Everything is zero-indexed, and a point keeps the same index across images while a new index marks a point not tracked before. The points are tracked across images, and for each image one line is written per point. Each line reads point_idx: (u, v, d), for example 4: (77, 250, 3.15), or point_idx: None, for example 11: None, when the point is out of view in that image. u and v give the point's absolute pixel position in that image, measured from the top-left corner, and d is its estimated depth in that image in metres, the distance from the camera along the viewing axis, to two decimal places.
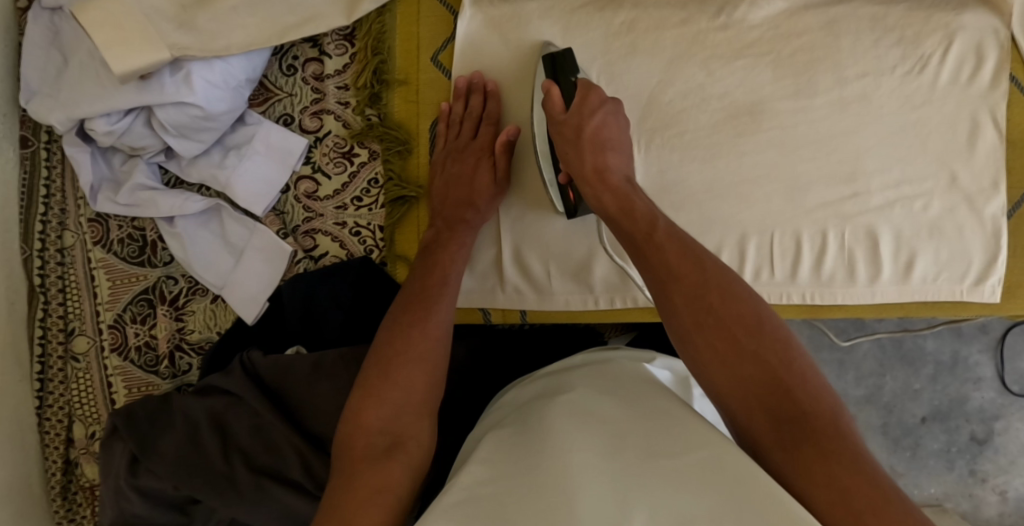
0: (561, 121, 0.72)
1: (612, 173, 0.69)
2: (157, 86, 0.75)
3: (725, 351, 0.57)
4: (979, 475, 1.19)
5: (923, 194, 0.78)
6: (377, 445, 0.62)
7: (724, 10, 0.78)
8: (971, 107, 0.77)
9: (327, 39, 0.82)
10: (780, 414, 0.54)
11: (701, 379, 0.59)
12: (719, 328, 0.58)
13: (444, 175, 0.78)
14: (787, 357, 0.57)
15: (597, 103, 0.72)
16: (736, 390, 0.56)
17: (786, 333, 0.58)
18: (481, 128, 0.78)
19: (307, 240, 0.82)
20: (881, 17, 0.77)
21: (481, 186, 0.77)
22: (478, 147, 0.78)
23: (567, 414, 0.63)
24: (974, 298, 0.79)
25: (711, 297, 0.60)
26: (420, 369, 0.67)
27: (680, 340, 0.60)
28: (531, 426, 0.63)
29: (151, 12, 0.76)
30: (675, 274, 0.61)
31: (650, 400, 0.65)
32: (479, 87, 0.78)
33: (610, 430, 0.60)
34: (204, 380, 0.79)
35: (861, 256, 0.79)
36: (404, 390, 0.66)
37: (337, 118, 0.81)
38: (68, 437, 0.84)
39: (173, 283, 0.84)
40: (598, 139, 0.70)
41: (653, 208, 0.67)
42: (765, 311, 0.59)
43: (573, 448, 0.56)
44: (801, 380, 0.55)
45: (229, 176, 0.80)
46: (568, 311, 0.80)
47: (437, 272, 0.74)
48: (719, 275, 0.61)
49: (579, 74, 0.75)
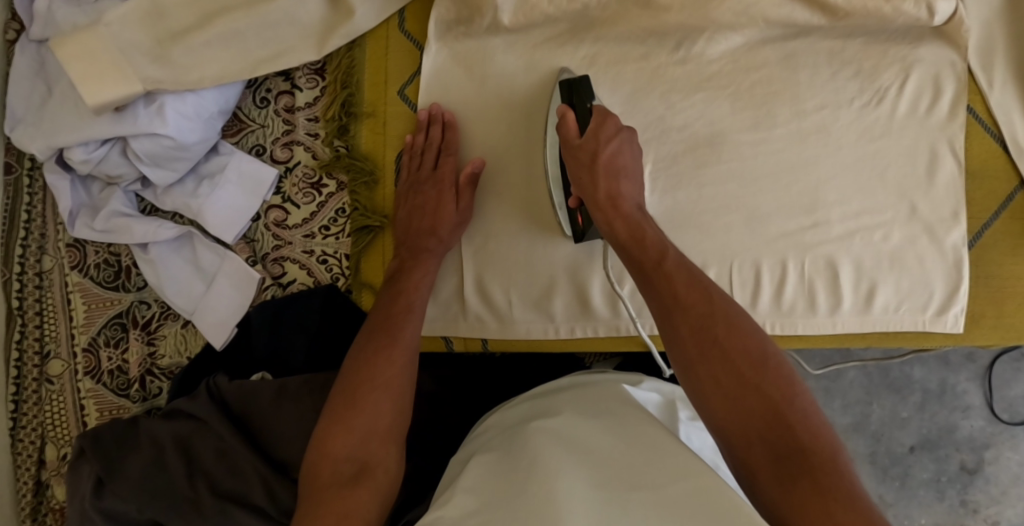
0: (575, 146, 0.73)
1: (625, 201, 0.70)
2: (131, 118, 0.78)
3: (729, 383, 0.58)
4: (971, 506, 1.18)
5: (882, 224, 0.78)
6: (344, 472, 0.63)
7: (683, 44, 0.79)
8: (930, 139, 0.78)
9: (299, 73, 0.84)
10: (779, 448, 0.55)
11: (701, 408, 0.59)
12: (723, 360, 0.59)
13: (408, 205, 0.79)
14: (789, 393, 0.57)
15: (612, 130, 0.72)
16: (735, 422, 0.57)
17: (789, 368, 0.59)
18: (443, 159, 0.79)
19: (276, 267, 0.84)
20: (839, 51, 0.79)
21: (444, 215, 0.77)
22: (438, 177, 0.79)
23: (551, 440, 0.64)
24: (937, 328, 0.80)
25: (717, 329, 0.60)
26: (389, 397, 0.69)
27: (684, 370, 0.60)
28: (515, 451, 0.64)
29: (126, 46, 0.78)
30: (683, 304, 0.62)
31: (636, 425, 0.66)
32: (438, 119, 0.80)
33: (593, 458, 0.61)
34: (170, 404, 0.80)
35: (822, 286, 0.79)
36: (371, 418, 0.67)
37: (307, 149, 0.84)
38: (39, 459, 0.86)
39: (145, 308, 0.86)
40: (611, 168, 0.71)
41: (664, 238, 0.68)
42: (770, 346, 0.60)
43: (558, 473, 0.57)
44: (802, 415, 0.56)
45: (202, 205, 0.82)
46: (528, 339, 0.81)
47: (402, 300, 0.75)
48: (726, 307, 0.62)
49: (596, 101, 0.76)
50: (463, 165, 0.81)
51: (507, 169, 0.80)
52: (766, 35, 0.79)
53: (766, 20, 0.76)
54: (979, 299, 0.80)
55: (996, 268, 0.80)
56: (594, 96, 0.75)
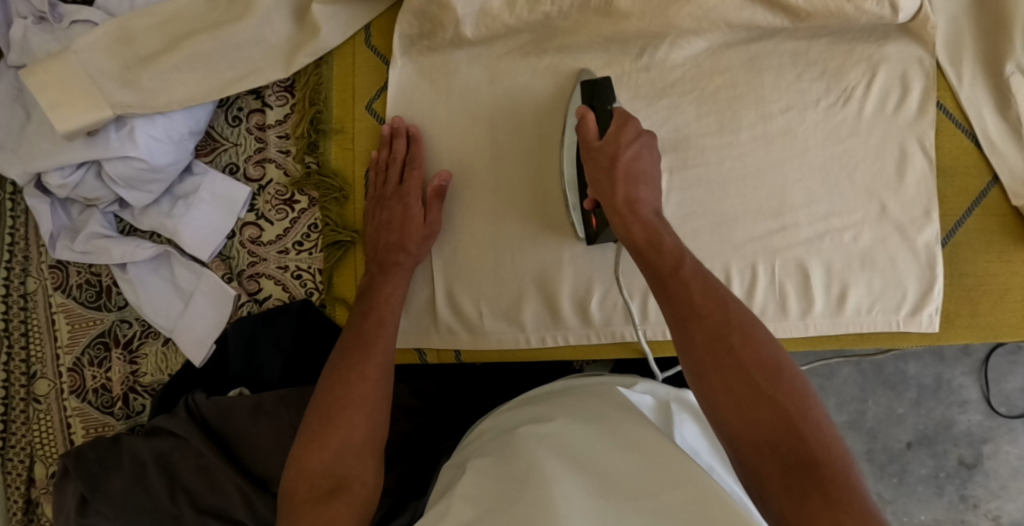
0: (595, 148, 0.71)
1: (643, 206, 0.68)
2: (104, 142, 0.79)
3: (742, 393, 0.56)
4: (971, 501, 1.16)
5: (852, 225, 0.78)
6: (320, 486, 0.64)
7: (646, 51, 0.80)
8: (898, 137, 0.79)
9: (268, 91, 0.85)
10: (789, 459, 0.53)
11: (711, 417, 0.58)
12: (738, 371, 0.57)
13: (376, 222, 0.80)
14: (804, 404, 0.56)
15: (632, 134, 0.71)
16: (747, 433, 0.55)
17: (805, 381, 0.57)
18: (408, 173, 0.80)
19: (252, 284, 0.85)
20: (803, 52, 0.79)
21: (412, 230, 0.78)
22: (404, 193, 0.79)
23: (547, 450, 0.63)
24: (912, 328, 0.79)
25: (733, 338, 0.58)
26: (363, 411, 0.69)
27: (696, 378, 0.59)
28: (506, 459, 0.64)
29: (96, 72, 0.79)
30: (699, 312, 0.60)
31: (631, 430, 0.65)
32: (401, 133, 0.81)
33: (587, 467, 0.60)
34: (152, 422, 0.82)
35: (792, 289, 0.79)
36: (347, 432, 0.67)
37: (279, 166, 0.85)
38: (29, 477, 0.88)
39: (127, 327, 0.87)
40: (631, 172, 0.69)
41: (681, 245, 0.66)
42: (786, 356, 0.58)
43: (556, 483, 0.57)
44: (817, 428, 0.54)
45: (176, 224, 0.83)
46: (500, 349, 0.82)
47: (373, 317, 0.75)
48: (742, 317, 0.60)
49: (615, 104, 0.75)
50: (430, 178, 0.82)
51: (473, 180, 0.81)
52: (730, 39, 0.79)
53: (728, 23, 0.77)
54: (953, 299, 0.80)
55: (969, 266, 0.79)
56: (614, 100, 0.75)
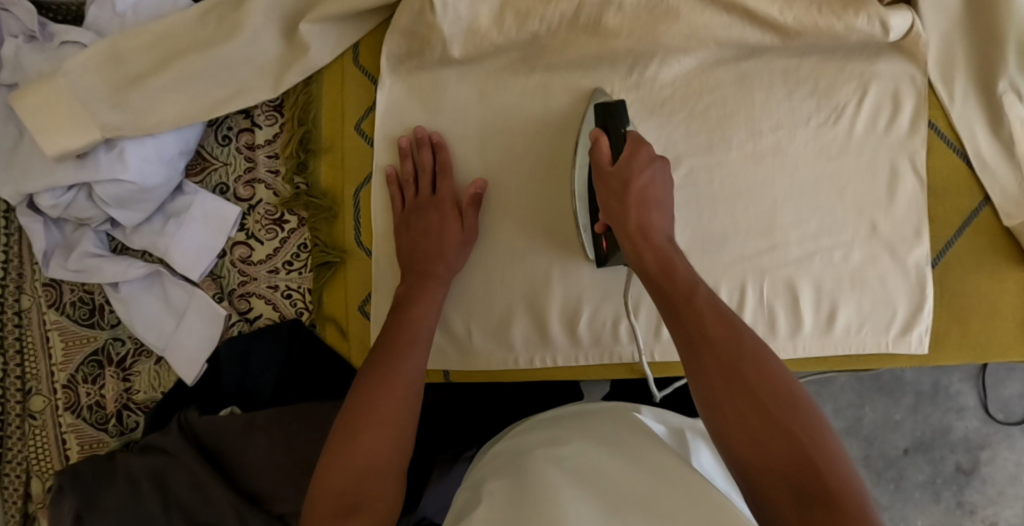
0: (607, 174, 0.69)
1: (655, 232, 0.66)
2: (93, 164, 0.80)
3: (758, 425, 0.54)
4: (967, 506, 1.16)
5: (841, 244, 0.78)
6: (336, 509, 0.56)
7: (636, 69, 0.79)
8: (890, 155, 0.78)
9: (258, 111, 0.85)
10: (806, 492, 0.51)
11: (724, 449, 0.55)
12: (752, 401, 0.55)
13: (412, 233, 0.77)
14: (820, 439, 0.53)
15: (646, 159, 0.68)
16: (761, 464, 0.53)
17: (820, 415, 0.55)
18: (441, 182, 0.79)
19: (242, 303, 0.85)
20: (794, 69, 0.78)
21: (450, 236, 0.77)
22: (439, 202, 0.78)
23: (564, 470, 0.59)
24: (902, 348, 0.79)
25: (747, 368, 0.56)
26: (385, 430, 0.61)
27: (708, 408, 0.56)
28: (524, 480, 0.58)
29: (85, 93, 0.79)
30: (711, 340, 0.58)
31: (652, 457, 0.62)
32: (425, 141, 0.80)
33: (608, 491, 0.56)
34: (146, 439, 0.83)
35: (781, 309, 0.78)
36: (369, 453, 0.60)
37: (268, 186, 0.85)
38: (25, 492, 0.89)
39: (119, 345, 0.88)
40: (643, 198, 0.67)
41: (694, 272, 0.63)
42: (801, 390, 0.56)
43: (572, 502, 0.53)
44: (834, 463, 0.52)
45: (167, 244, 0.83)
46: (489, 369, 0.82)
47: (407, 331, 0.70)
48: (756, 347, 0.57)
49: (630, 127, 0.73)
50: (462, 187, 0.81)
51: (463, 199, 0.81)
52: (718, 57, 0.79)
53: (716, 42, 0.76)
54: (943, 317, 0.79)
55: (959, 284, 0.79)
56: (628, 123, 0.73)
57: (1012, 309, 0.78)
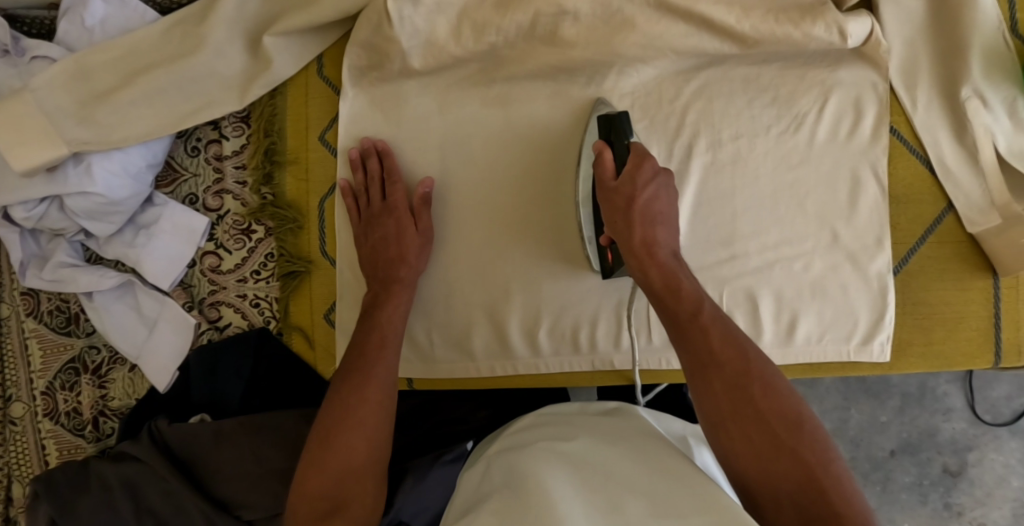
0: (611, 188, 0.67)
1: (660, 249, 0.64)
2: (62, 178, 0.81)
3: (764, 445, 0.56)
4: (955, 508, 1.15)
5: (802, 254, 0.78)
6: (320, 509, 0.60)
7: (593, 80, 0.79)
8: (852, 163, 0.78)
9: (225, 122, 0.86)
10: (811, 511, 0.53)
11: (728, 468, 0.57)
12: (758, 421, 0.56)
13: (370, 241, 0.78)
14: (825, 458, 0.55)
15: (649, 173, 0.66)
16: (767, 484, 0.55)
17: (824, 433, 0.56)
18: (390, 188, 0.79)
19: (213, 312, 0.87)
20: (754, 78, 0.78)
21: (409, 243, 0.77)
22: (391, 206, 0.78)
23: (563, 465, 0.54)
24: (864, 358, 0.78)
25: (752, 388, 0.57)
26: (354, 427, 0.64)
27: (713, 427, 0.58)
28: (515, 478, 0.53)
29: (53, 110, 0.81)
30: (718, 360, 0.59)
31: (658, 453, 0.56)
32: (370, 151, 0.81)
33: (608, 494, 0.50)
34: (119, 447, 0.84)
35: (742, 319, 0.78)
36: (346, 450, 0.63)
37: (236, 197, 0.86)
38: (7, 496, 0.91)
39: (95, 353, 0.89)
40: (648, 213, 0.65)
41: (700, 288, 0.63)
42: (807, 408, 0.58)
43: (568, 501, 0.49)
44: (839, 482, 0.53)
45: (138, 254, 0.85)
46: (453, 378, 0.83)
47: (374, 335, 0.72)
48: (762, 366, 0.59)
49: (633, 138, 0.71)
50: (412, 188, 0.82)
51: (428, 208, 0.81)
52: (678, 66, 0.79)
53: (675, 51, 0.76)
54: (906, 327, 0.79)
55: (924, 293, 0.78)
56: (631, 134, 0.71)
57: (978, 318, 0.78)
